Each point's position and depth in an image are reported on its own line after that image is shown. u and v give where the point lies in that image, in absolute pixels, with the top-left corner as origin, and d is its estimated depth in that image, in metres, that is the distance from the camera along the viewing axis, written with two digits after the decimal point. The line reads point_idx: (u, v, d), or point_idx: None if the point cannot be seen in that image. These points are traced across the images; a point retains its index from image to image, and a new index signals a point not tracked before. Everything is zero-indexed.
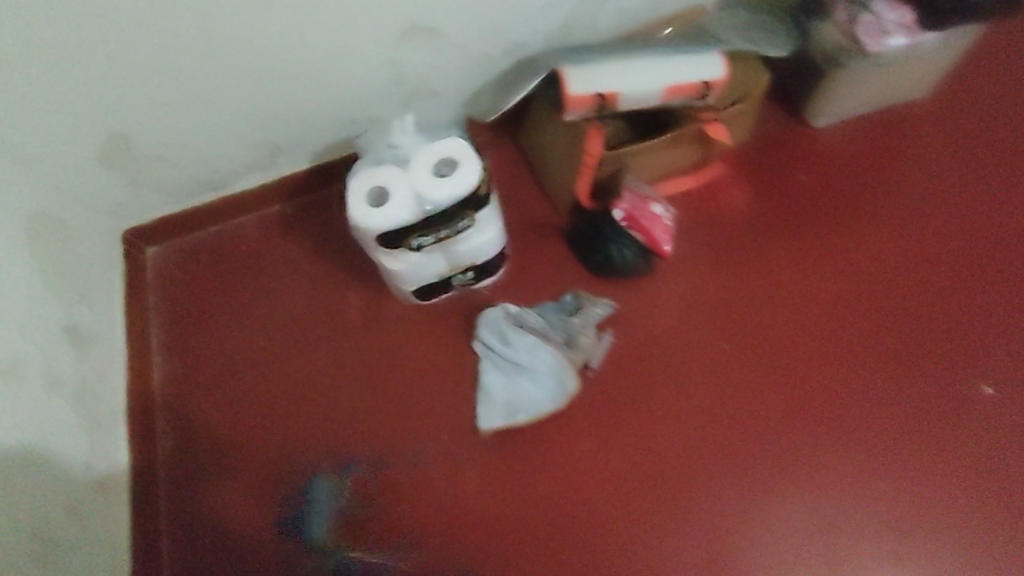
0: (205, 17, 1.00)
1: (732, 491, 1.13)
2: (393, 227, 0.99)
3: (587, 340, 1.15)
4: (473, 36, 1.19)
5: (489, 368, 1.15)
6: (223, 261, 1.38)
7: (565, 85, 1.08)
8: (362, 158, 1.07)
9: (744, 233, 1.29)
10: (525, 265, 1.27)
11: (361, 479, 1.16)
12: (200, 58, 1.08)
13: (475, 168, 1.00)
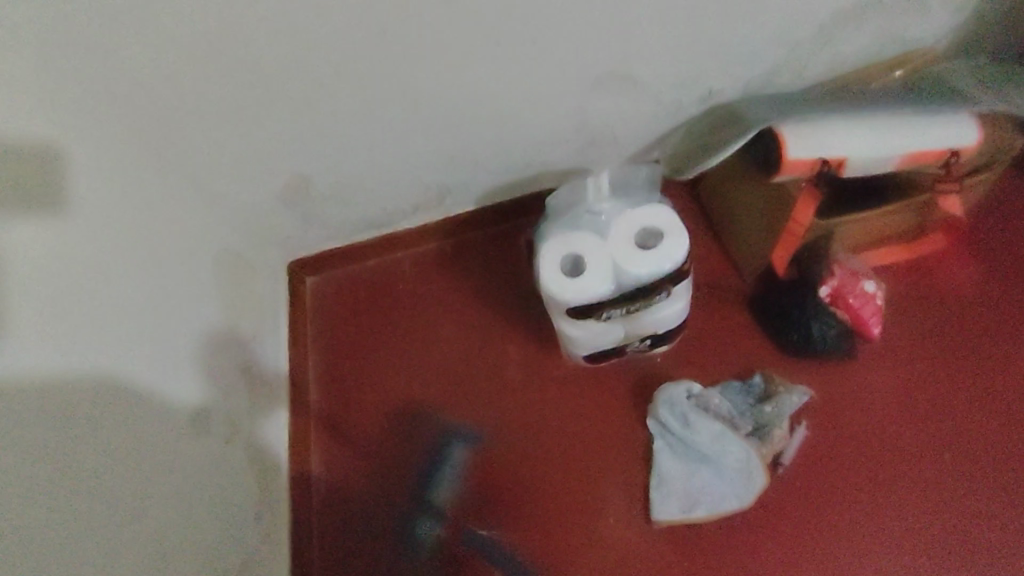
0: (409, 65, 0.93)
1: None
2: (588, 300, 0.91)
3: (780, 433, 1.02)
4: (672, 84, 1.09)
5: (665, 452, 1.05)
6: (381, 297, 1.35)
7: (784, 147, 0.96)
8: (553, 217, 0.99)
9: (975, 313, 1.09)
10: (706, 333, 1.14)
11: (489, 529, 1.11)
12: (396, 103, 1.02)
13: (683, 240, 0.90)
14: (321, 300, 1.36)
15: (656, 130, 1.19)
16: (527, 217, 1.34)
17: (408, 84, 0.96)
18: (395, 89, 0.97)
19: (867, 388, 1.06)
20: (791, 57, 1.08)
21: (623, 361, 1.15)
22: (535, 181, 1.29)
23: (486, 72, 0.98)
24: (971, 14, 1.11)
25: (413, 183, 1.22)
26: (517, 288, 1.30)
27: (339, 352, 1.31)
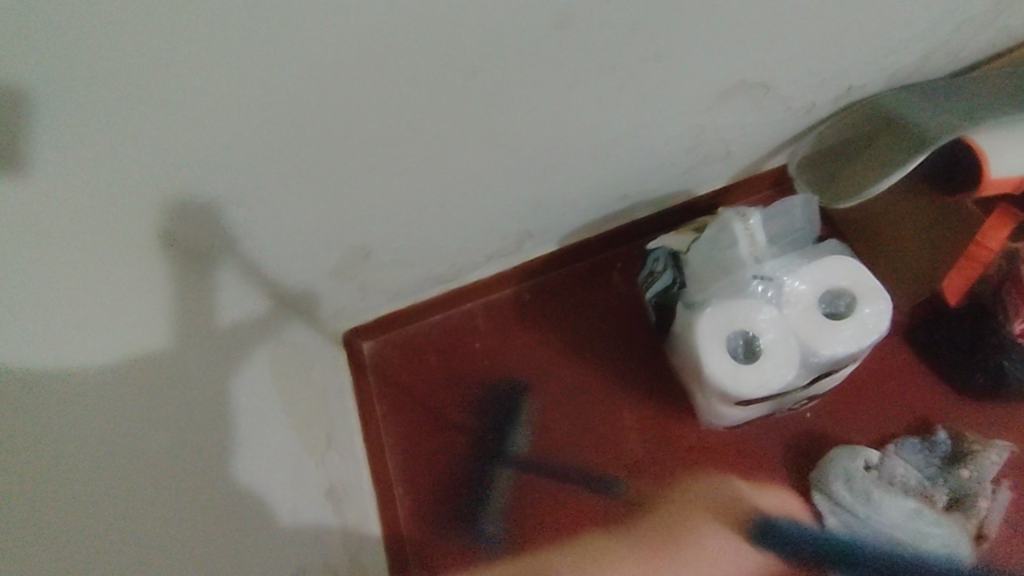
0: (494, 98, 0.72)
1: None
2: (772, 391, 0.73)
3: (985, 504, 0.86)
4: (807, 85, 0.88)
5: (845, 536, 0.88)
6: (456, 363, 1.12)
7: (983, 164, 0.77)
8: (701, 284, 0.78)
9: None
10: (865, 380, 0.97)
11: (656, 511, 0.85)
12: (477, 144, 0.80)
13: (884, 304, 0.72)
14: (384, 374, 1.14)
15: (780, 137, 0.98)
16: (619, 249, 1.13)
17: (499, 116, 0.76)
18: (483, 129, 0.77)
19: None
20: (953, 38, 0.87)
21: (768, 420, 0.97)
22: (628, 210, 1.07)
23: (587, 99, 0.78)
24: None
25: (491, 229, 1.01)
26: (622, 336, 1.09)
27: (416, 432, 1.09)
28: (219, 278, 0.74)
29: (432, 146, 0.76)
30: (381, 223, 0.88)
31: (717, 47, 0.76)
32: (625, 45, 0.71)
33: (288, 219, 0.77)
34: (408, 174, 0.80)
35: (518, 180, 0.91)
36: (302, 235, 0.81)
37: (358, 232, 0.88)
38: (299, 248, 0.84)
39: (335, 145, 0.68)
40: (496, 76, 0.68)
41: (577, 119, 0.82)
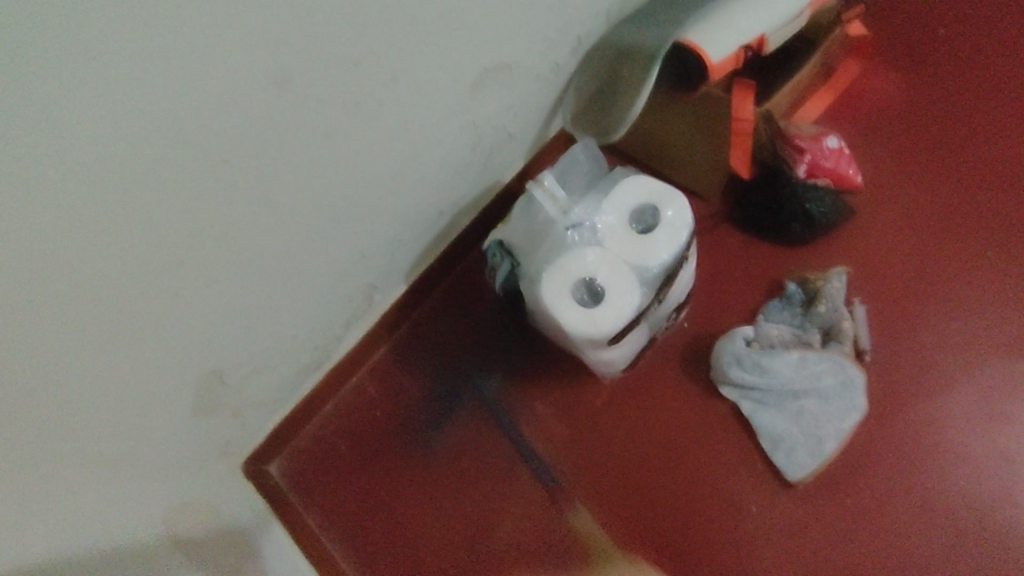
0: (260, 180, 0.71)
1: None
2: (629, 318, 0.77)
3: (848, 324, 0.95)
4: (541, 51, 0.95)
5: (759, 410, 0.95)
6: (365, 438, 1.11)
7: (704, 55, 0.86)
8: (530, 255, 0.82)
9: (918, 115, 1.07)
10: (715, 273, 1.04)
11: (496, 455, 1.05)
12: (270, 231, 0.79)
13: (681, 201, 0.78)
14: (304, 485, 1.11)
15: (548, 104, 1.05)
16: (463, 262, 1.16)
17: (276, 197, 0.75)
18: (267, 214, 0.76)
19: (887, 234, 1.01)
20: None
21: (656, 347, 1.02)
22: (453, 224, 1.10)
23: (351, 145, 0.79)
24: None
25: (335, 299, 1.00)
26: (503, 338, 1.11)
27: (359, 522, 1.07)
28: (62, 483, 0.68)
29: (227, 250, 0.74)
30: (216, 345, 0.84)
31: (443, 51, 0.81)
32: (362, 86, 0.74)
33: (113, 387, 0.72)
34: (220, 287, 0.78)
35: (332, 244, 0.91)
36: (138, 395, 0.76)
37: (201, 364, 0.84)
38: (144, 410, 0.78)
39: (118, 297, 0.64)
40: (255, 162, 0.68)
41: (354, 167, 0.83)
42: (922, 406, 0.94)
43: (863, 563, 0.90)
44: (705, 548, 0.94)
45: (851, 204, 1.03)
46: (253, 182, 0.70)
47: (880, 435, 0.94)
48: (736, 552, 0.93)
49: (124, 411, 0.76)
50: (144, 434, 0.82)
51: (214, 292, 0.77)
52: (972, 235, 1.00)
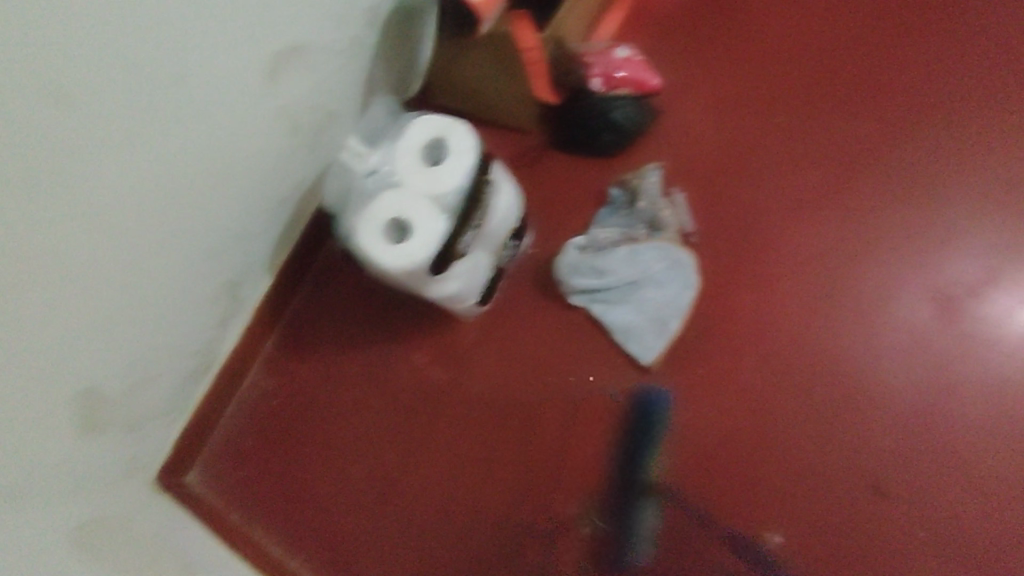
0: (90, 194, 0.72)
1: (894, 223, 1.02)
2: (439, 241, 0.84)
3: (667, 212, 1.04)
4: (333, 25, 1.00)
5: (606, 308, 1.03)
6: (269, 428, 1.16)
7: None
8: (348, 210, 0.89)
9: (697, 16, 1.16)
10: (547, 197, 1.12)
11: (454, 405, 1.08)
12: (116, 244, 0.80)
13: (463, 128, 0.85)
14: (220, 487, 1.14)
15: (358, 75, 1.11)
16: (325, 245, 1.22)
17: (111, 208, 0.77)
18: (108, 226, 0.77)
19: (689, 124, 1.10)
20: None
21: (509, 276, 1.09)
22: (302, 207, 1.15)
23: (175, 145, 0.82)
24: None
25: (201, 301, 1.03)
26: (375, 305, 1.17)
27: (279, 508, 1.12)
28: None
29: (74, 269, 0.75)
30: (94, 369, 0.86)
31: (242, 37, 0.84)
32: (162, 86, 0.76)
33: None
34: (79, 308, 0.79)
35: (184, 246, 0.94)
36: (28, 430, 0.77)
37: (83, 388, 0.85)
38: (36, 445, 0.79)
39: None
40: (74, 177, 0.69)
41: (185, 167, 0.86)
42: (747, 267, 1.03)
43: (724, 417, 0.98)
44: (589, 444, 1.01)
45: (654, 105, 1.11)
46: (78, 197, 0.71)
47: (719, 304, 1.02)
48: (618, 441, 1.00)
49: (19, 451, 0.76)
50: (47, 469, 0.82)
51: (74, 315, 0.78)
52: (762, 107, 1.10)
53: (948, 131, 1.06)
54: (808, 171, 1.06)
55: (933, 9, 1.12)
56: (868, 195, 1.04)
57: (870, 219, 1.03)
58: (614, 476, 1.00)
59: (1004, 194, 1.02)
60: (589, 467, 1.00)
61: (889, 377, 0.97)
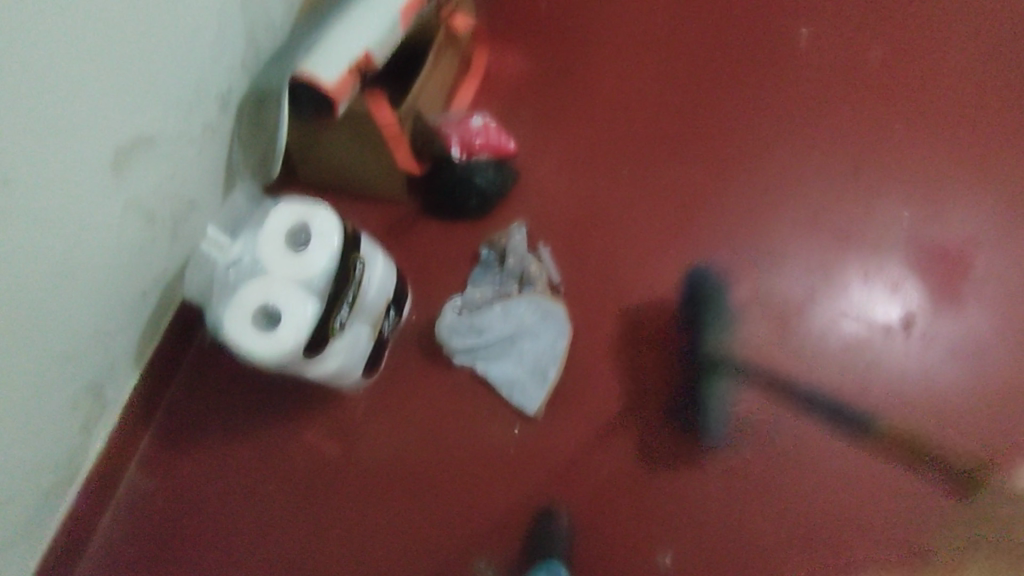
0: None
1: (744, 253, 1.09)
2: (312, 325, 0.85)
3: (535, 266, 1.10)
4: (182, 117, 0.99)
5: (488, 364, 1.08)
6: (151, 535, 1.08)
7: (319, 83, 0.95)
8: (213, 301, 0.88)
9: (543, 78, 1.23)
10: (423, 263, 1.16)
11: (352, 478, 1.07)
12: None
13: (325, 212, 0.87)
14: None
15: (216, 160, 1.10)
16: (201, 331, 1.19)
17: None
18: None
19: (547, 181, 1.17)
20: (248, 18, 1.07)
21: (393, 343, 1.11)
22: (168, 297, 1.11)
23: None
24: None
25: (58, 413, 0.96)
26: (257, 388, 1.14)
27: None
28: None
29: None
30: None
31: (76, 142, 0.81)
32: None
33: None
34: None
35: (30, 360, 0.87)
36: None
37: None
38: None
39: None
40: None
41: (21, 281, 0.81)
42: (612, 309, 1.09)
43: (606, 454, 1.02)
44: (485, 497, 1.03)
45: (514, 167, 1.18)
46: None
47: (592, 348, 1.08)
48: (514, 493, 1.03)
49: None
50: None
51: None
52: (609, 157, 1.17)
53: (784, 159, 1.13)
54: (660, 212, 1.13)
55: (763, 47, 1.21)
56: (717, 228, 1.11)
57: (717, 250, 1.10)
58: (512, 529, 1.01)
59: (845, 215, 1.09)
60: (491, 523, 1.02)
61: (748, 396, 1.03)
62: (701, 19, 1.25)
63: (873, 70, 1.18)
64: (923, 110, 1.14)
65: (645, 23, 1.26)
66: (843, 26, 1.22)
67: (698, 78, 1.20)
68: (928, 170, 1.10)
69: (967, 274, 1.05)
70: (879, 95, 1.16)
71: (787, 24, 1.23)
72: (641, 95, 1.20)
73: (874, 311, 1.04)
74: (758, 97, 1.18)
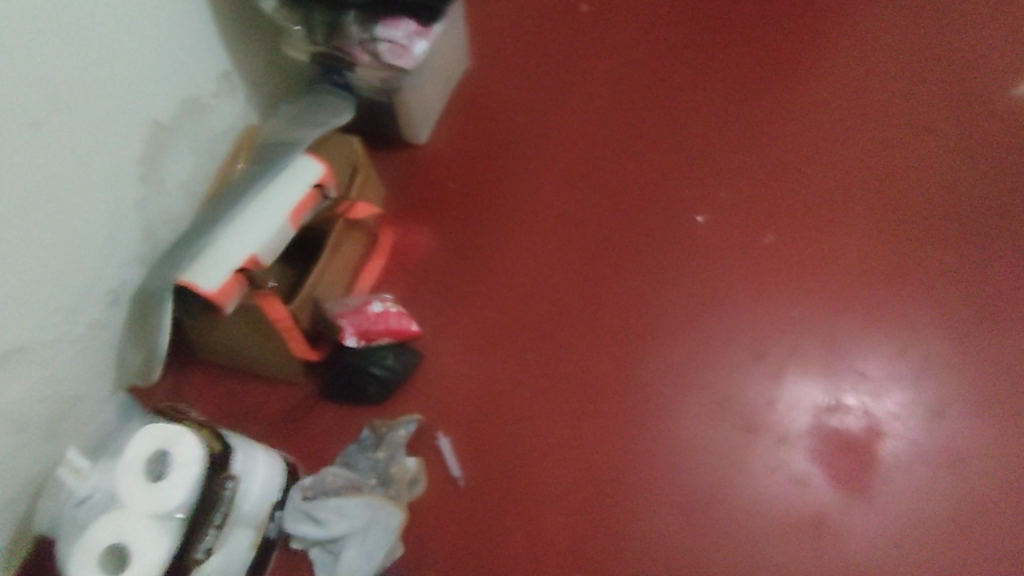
0: None
1: (649, 440, 1.06)
2: (165, 564, 0.78)
3: (400, 464, 1.04)
4: (58, 318, 0.95)
5: (319, 557, 0.99)
6: None
7: (199, 289, 0.94)
8: (60, 537, 0.80)
9: (449, 257, 1.24)
10: (319, 451, 1.11)
11: None
12: None
13: (187, 436, 0.82)
14: None
15: (106, 353, 1.05)
16: None
17: None
18: None
19: (452, 364, 1.15)
20: (143, 213, 1.07)
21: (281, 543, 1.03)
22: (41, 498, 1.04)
23: None
24: (243, 82, 1.21)
25: None
26: None
27: None
28: None
29: None
30: None
31: None
32: None
33: None
34: None
35: None
36: None
37: None
38: None
39: None
40: None
41: None
42: (513, 503, 1.03)
43: None
44: None
45: (417, 349, 1.16)
46: None
47: (492, 548, 1.01)
48: None
49: None
50: None
51: None
52: (513, 338, 1.16)
53: (688, 338, 1.12)
54: (562, 397, 1.10)
55: (666, 221, 1.22)
56: (620, 412, 1.08)
57: (624, 435, 1.07)
58: None
59: (748, 397, 1.07)
60: None
61: None
62: (606, 187, 1.26)
63: (778, 244, 1.17)
64: (828, 286, 1.13)
65: (553, 197, 1.27)
66: (748, 196, 1.22)
67: (602, 255, 1.21)
68: (830, 352, 1.08)
69: (875, 461, 1.01)
70: (784, 269, 1.15)
71: (689, 197, 1.23)
72: (547, 273, 1.21)
73: (783, 504, 1.00)
74: (659, 270, 1.18)
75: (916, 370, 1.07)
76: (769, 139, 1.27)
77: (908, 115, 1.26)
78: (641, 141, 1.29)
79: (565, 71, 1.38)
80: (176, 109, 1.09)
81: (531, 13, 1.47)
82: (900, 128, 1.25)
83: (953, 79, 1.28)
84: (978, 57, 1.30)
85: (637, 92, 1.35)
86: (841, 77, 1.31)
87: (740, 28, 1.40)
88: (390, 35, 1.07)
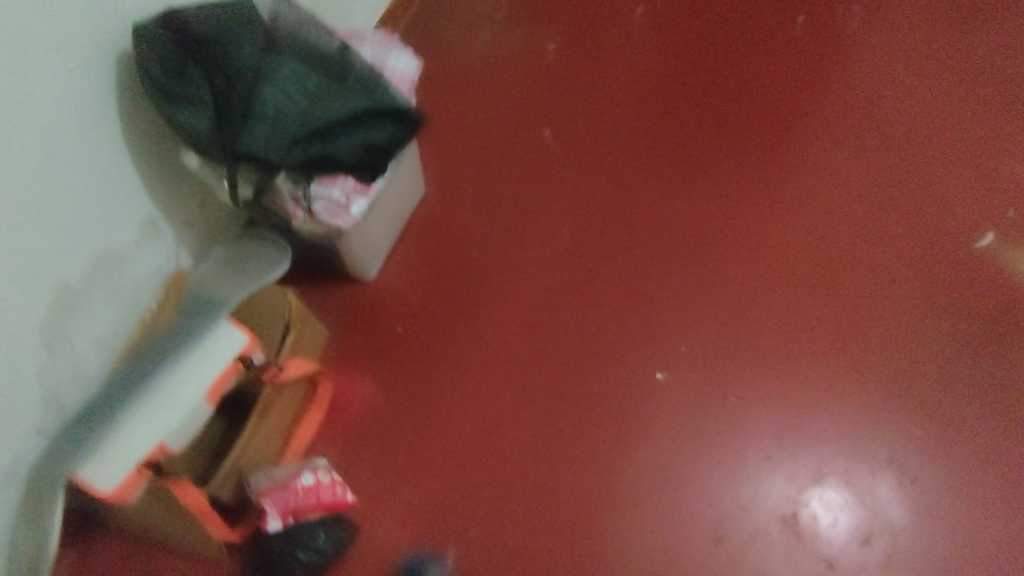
0: None
1: None
2: None
3: None
4: None
5: None
6: None
7: (92, 488, 0.86)
8: None
9: (393, 409, 1.17)
10: None
11: None
12: None
13: None
14: None
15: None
16: None
17: None
18: None
19: (388, 536, 1.06)
20: (49, 380, 0.99)
21: None
22: None
23: None
24: (174, 226, 1.14)
25: None
26: None
27: None
28: None
29: None
30: None
31: None
32: None
33: None
34: None
35: None
36: None
37: None
38: None
39: None
40: None
41: None
42: None
43: None
44: None
45: (352, 520, 1.07)
46: None
47: None
48: None
49: None
50: None
51: None
52: (457, 506, 1.08)
53: (642, 511, 1.06)
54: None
55: (622, 373, 1.16)
56: None
57: None
58: None
59: None
60: None
61: None
62: (561, 332, 1.21)
63: (735, 405, 1.13)
64: (784, 453, 1.09)
65: (505, 343, 1.21)
66: (705, 347, 1.18)
67: (554, 410, 1.15)
68: (784, 531, 1.04)
69: None
70: (739, 433, 1.11)
71: (644, 348, 1.18)
72: (498, 429, 1.14)
73: None
74: (613, 429, 1.12)
75: (884, 558, 1.01)
76: (733, 285, 1.23)
77: (865, 253, 1.23)
78: (602, 281, 1.24)
79: (527, 201, 1.33)
80: (88, 266, 1.01)
81: (490, 131, 1.40)
82: (857, 272, 1.22)
83: (911, 216, 1.26)
84: (953, 203, 1.27)
85: (595, 226, 1.30)
86: (802, 211, 1.29)
87: (714, 155, 1.36)
88: (327, 191, 1.01)
